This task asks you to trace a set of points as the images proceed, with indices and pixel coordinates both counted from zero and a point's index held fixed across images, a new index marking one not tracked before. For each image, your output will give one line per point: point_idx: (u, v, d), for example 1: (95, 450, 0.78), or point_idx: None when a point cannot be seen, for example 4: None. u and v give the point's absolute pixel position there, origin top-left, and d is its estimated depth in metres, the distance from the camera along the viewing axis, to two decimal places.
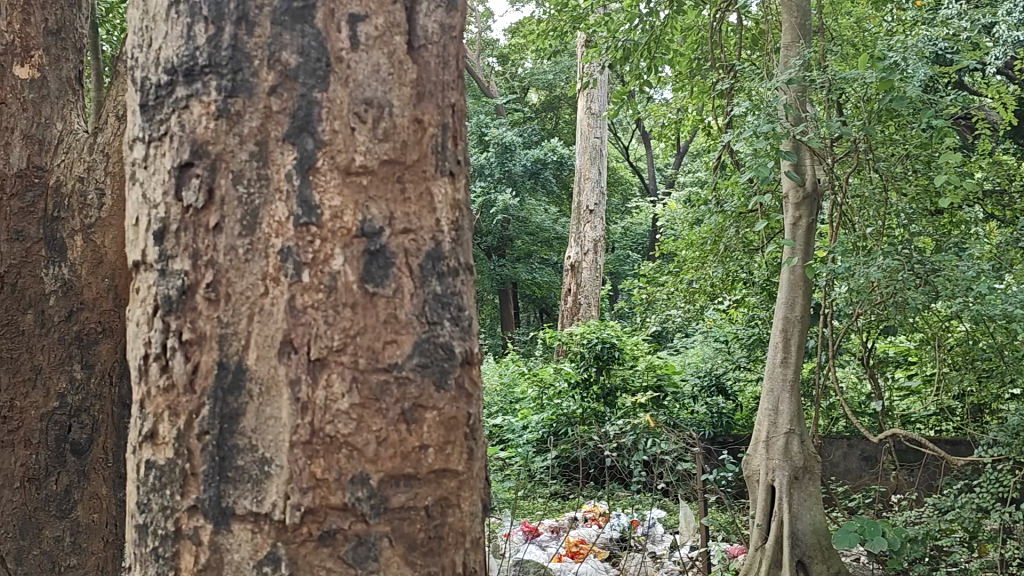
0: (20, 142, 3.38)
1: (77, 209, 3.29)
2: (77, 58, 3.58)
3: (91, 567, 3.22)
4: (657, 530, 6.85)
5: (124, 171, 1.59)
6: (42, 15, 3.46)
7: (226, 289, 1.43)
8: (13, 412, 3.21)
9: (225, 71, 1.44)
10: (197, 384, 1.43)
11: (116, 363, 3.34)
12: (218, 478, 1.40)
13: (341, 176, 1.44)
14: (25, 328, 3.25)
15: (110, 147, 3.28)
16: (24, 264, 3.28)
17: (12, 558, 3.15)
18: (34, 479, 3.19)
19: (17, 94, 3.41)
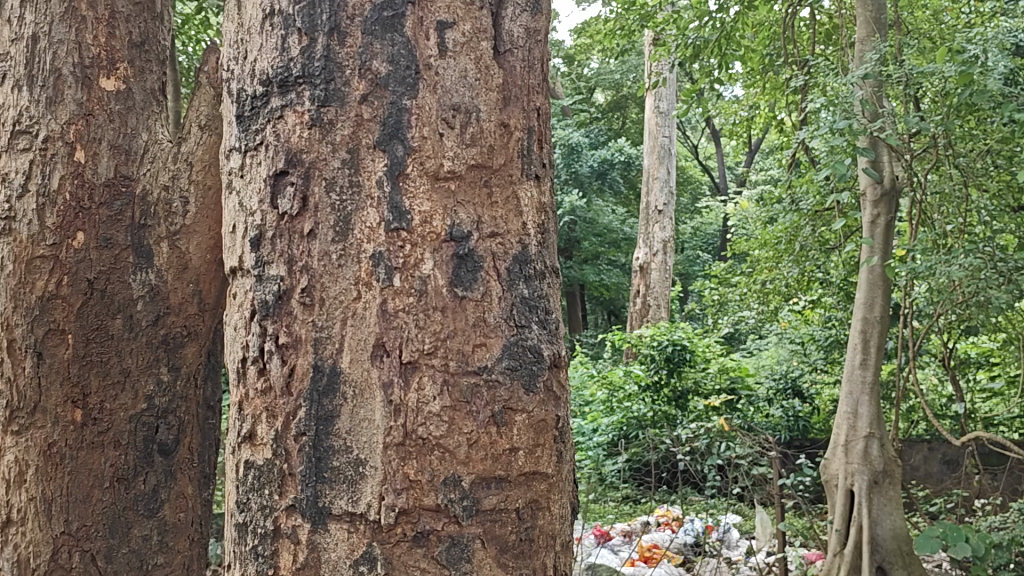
0: (107, 151, 3.41)
1: (163, 217, 3.39)
2: (159, 70, 3.68)
3: (177, 565, 3.41)
4: (732, 535, 6.75)
5: (221, 180, 1.64)
6: (127, 28, 3.55)
7: (321, 293, 1.46)
8: (102, 414, 3.26)
9: (319, 80, 1.47)
10: (294, 386, 1.47)
11: (197, 365, 3.49)
12: (315, 478, 1.44)
13: (431, 182, 1.46)
14: (114, 332, 3.30)
15: (193, 157, 3.42)
16: (112, 271, 3.32)
17: (103, 557, 3.25)
18: (123, 479, 3.28)
19: (103, 106, 3.44)
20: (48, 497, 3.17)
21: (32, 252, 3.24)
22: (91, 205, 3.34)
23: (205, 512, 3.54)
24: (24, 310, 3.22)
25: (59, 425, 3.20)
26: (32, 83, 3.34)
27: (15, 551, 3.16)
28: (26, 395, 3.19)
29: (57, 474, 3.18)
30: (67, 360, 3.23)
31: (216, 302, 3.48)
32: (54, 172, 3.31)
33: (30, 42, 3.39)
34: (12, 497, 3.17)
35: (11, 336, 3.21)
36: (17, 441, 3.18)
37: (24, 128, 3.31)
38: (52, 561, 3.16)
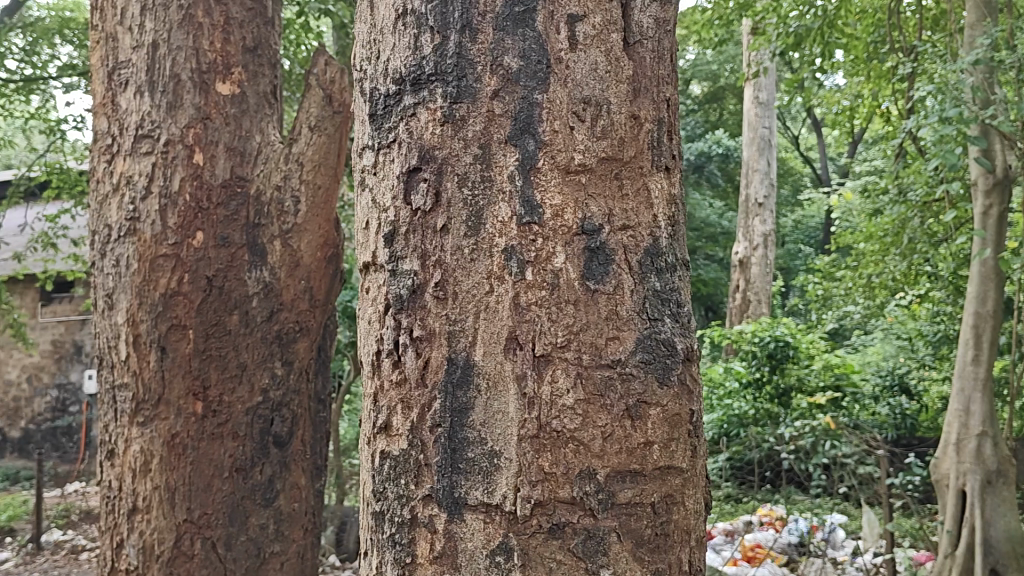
0: (224, 154, 3.77)
1: (276, 216, 3.80)
2: (271, 73, 4.02)
3: (292, 552, 3.82)
4: (838, 535, 6.53)
5: (353, 177, 1.68)
6: (241, 34, 3.88)
7: (454, 288, 1.48)
8: (222, 406, 3.64)
9: (451, 77, 1.50)
10: (428, 378, 1.49)
11: (307, 361, 3.89)
12: (451, 469, 1.46)
13: (562, 176, 1.47)
14: (232, 327, 3.67)
15: (304, 157, 3.87)
16: (230, 268, 3.68)
17: (222, 544, 3.64)
18: (241, 469, 3.67)
19: (220, 110, 3.79)
20: (171, 486, 3.55)
21: (156, 251, 3.60)
22: (209, 205, 3.69)
23: (315, 503, 3.98)
24: (148, 306, 3.58)
25: (181, 417, 3.56)
26: (153, 89, 3.68)
27: (141, 537, 3.56)
28: (150, 388, 3.55)
29: (180, 463, 3.56)
30: (188, 354, 3.58)
31: (325, 297, 3.91)
32: (175, 174, 3.66)
33: (149, 49, 3.71)
34: (139, 485, 3.56)
35: (137, 331, 3.59)
36: (142, 432, 3.56)
37: (146, 133, 3.67)
38: (175, 548, 3.55)
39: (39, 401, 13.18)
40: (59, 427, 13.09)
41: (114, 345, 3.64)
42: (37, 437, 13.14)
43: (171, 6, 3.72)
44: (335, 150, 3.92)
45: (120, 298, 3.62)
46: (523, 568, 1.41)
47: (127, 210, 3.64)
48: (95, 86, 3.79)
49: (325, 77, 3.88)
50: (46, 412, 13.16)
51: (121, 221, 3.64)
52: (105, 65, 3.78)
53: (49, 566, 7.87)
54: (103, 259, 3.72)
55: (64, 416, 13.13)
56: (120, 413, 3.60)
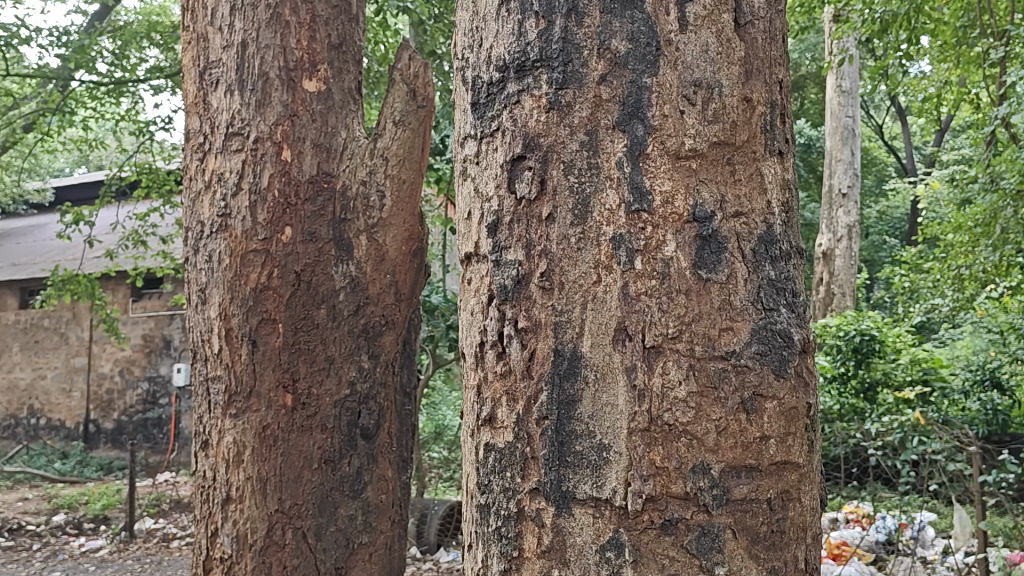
0: (311, 150, 3.80)
1: (361, 210, 3.82)
2: (355, 69, 4.06)
3: (380, 542, 3.86)
4: (927, 534, 6.33)
5: (455, 169, 1.67)
6: (326, 31, 3.93)
7: (560, 277, 1.44)
8: (311, 399, 3.67)
9: (557, 63, 1.47)
10: (534, 369, 1.46)
11: (393, 353, 3.91)
12: (558, 462, 1.43)
13: (672, 161, 1.43)
14: (320, 321, 3.70)
15: (389, 151, 3.85)
16: (317, 262, 3.72)
17: (313, 534, 3.68)
18: (329, 461, 3.71)
19: (307, 106, 3.83)
20: (263, 477, 3.60)
21: (246, 246, 3.65)
22: (298, 201, 3.73)
23: (402, 496, 4.00)
24: (239, 300, 3.64)
25: (272, 408, 3.62)
26: (242, 88, 3.74)
27: (235, 526, 3.62)
28: (243, 380, 3.62)
29: (271, 454, 3.61)
30: (278, 347, 3.63)
31: (410, 292, 3.92)
32: (264, 171, 3.71)
33: (239, 48, 3.78)
34: (232, 475, 3.62)
35: (229, 325, 3.64)
36: (234, 423, 3.62)
37: (236, 131, 3.72)
38: (267, 537, 3.60)
39: (132, 394, 13.66)
40: (150, 419, 13.43)
41: (207, 338, 3.71)
42: (130, 428, 13.59)
43: (260, 5, 3.78)
44: (420, 143, 3.89)
45: (212, 292, 3.68)
46: (635, 564, 1.37)
47: (219, 206, 3.70)
48: (186, 86, 3.85)
49: (408, 71, 3.81)
50: (137, 404, 13.60)
51: (212, 217, 3.71)
52: (197, 65, 3.85)
53: (141, 553, 8.12)
54: (197, 255, 3.79)
55: (154, 408, 13.42)
56: (214, 405, 3.67)
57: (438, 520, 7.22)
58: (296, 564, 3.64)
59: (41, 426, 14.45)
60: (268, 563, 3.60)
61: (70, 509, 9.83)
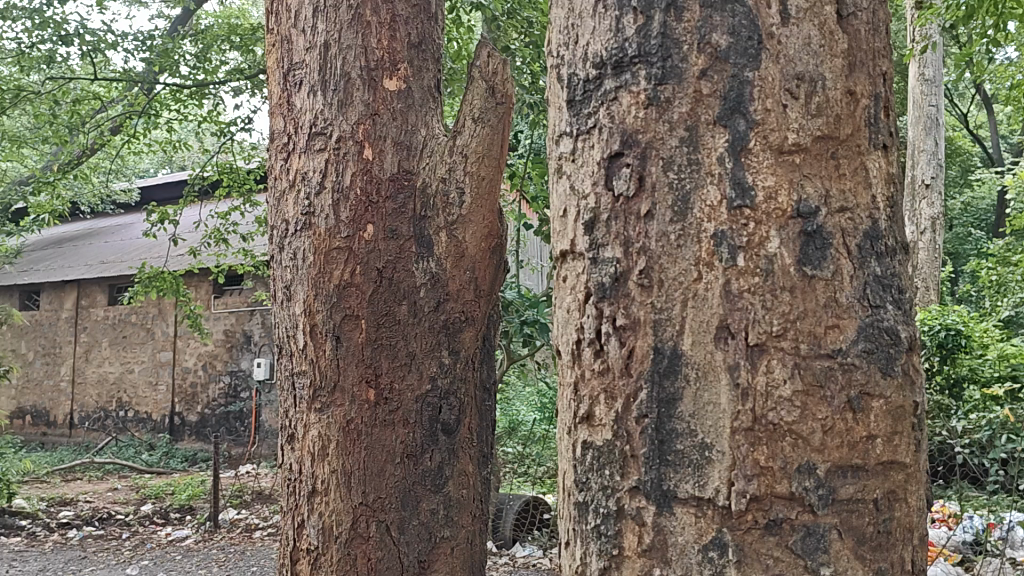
0: (392, 148, 3.77)
1: (441, 208, 3.72)
2: (434, 68, 4.07)
3: (462, 537, 3.71)
4: (1018, 535, 6.08)
5: (550, 166, 1.67)
6: (406, 30, 3.95)
7: (659, 275, 1.43)
8: (393, 394, 3.59)
9: (655, 59, 1.47)
10: (634, 367, 1.45)
11: (473, 349, 3.81)
12: (659, 461, 1.42)
13: (775, 156, 1.41)
14: (401, 317, 3.63)
15: (469, 148, 3.71)
16: (398, 260, 3.66)
17: (396, 528, 3.57)
18: (412, 455, 3.61)
19: (388, 105, 3.82)
20: (348, 471, 3.54)
21: (330, 244, 3.62)
22: (379, 198, 3.69)
23: (482, 491, 3.87)
24: (323, 297, 3.61)
25: (355, 403, 3.55)
26: (325, 88, 3.76)
27: (320, 519, 3.55)
28: (327, 375, 3.58)
29: (355, 448, 3.55)
30: (361, 343, 3.58)
31: (489, 289, 3.81)
32: (346, 169, 3.69)
33: (322, 49, 3.82)
34: (318, 468, 3.57)
35: (313, 320, 3.62)
36: (319, 417, 3.57)
37: (320, 131, 3.73)
38: (351, 529, 3.52)
39: (214, 387, 14.05)
40: (231, 412, 13.75)
41: (292, 334, 3.70)
42: (212, 421, 13.96)
43: (342, 7, 3.82)
44: (499, 140, 3.73)
45: (297, 289, 3.68)
46: (739, 565, 1.36)
47: (302, 205, 3.70)
48: (271, 87, 3.92)
49: (487, 69, 3.69)
50: (220, 398, 13.96)
51: (297, 215, 3.69)
52: (281, 67, 3.91)
53: (225, 543, 8.34)
54: (281, 253, 3.80)
55: (236, 401, 13.74)
56: (299, 400, 3.64)
57: (513, 515, 7.18)
58: (380, 557, 3.55)
59: (129, 419, 14.94)
60: (354, 556, 3.51)
61: (157, 500, 10.16)
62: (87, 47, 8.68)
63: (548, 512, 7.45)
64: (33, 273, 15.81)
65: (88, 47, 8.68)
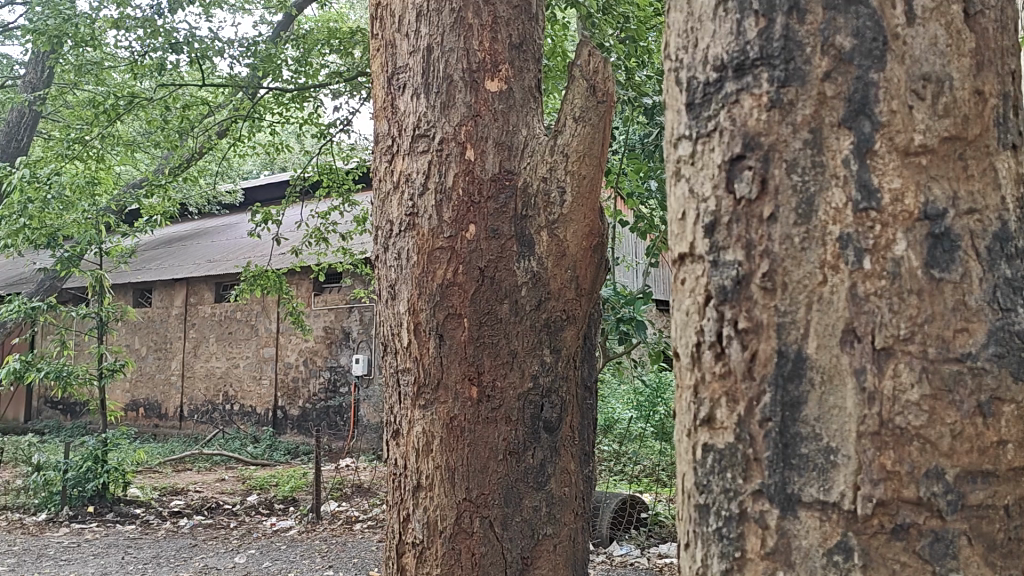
0: (493, 148, 3.73)
1: (542, 207, 3.65)
2: (534, 68, 4.01)
3: (565, 534, 3.68)
4: None
5: (667, 168, 1.68)
6: (507, 31, 3.92)
7: (783, 278, 1.43)
8: (494, 392, 3.56)
9: (778, 61, 1.47)
10: (756, 371, 1.46)
11: (574, 347, 3.75)
12: (783, 465, 1.42)
13: (901, 157, 1.40)
14: (503, 316, 3.59)
15: (569, 147, 3.63)
16: (500, 259, 3.61)
17: (499, 524, 3.53)
18: (514, 452, 3.57)
19: (489, 106, 3.79)
20: (451, 467, 3.53)
21: (433, 244, 3.63)
22: (481, 199, 3.66)
23: (584, 489, 3.85)
24: (427, 295, 3.61)
25: (458, 401, 3.54)
26: (428, 91, 3.80)
27: (426, 513, 3.55)
28: (430, 372, 3.57)
29: (459, 444, 3.53)
30: (464, 341, 3.56)
31: (590, 287, 3.74)
32: (448, 171, 3.69)
33: (424, 53, 3.86)
34: (421, 464, 3.57)
35: (416, 319, 3.63)
36: (423, 414, 3.57)
37: (423, 133, 3.75)
38: (455, 525, 3.50)
39: (314, 382, 14.41)
40: (332, 406, 14.10)
41: (396, 332, 3.73)
42: (314, 415, 14.34)
43: (444, 10, 3.85)
44: (601, 140, 3.65)
45: (401, 288, 3.70)
46: (864, 568, 1.36)
47: (407, 206, 3.73)
48: (376, 91, 4.00)
49: (588, 68, 3.67)
50: (320, 392, 14.31)
51: (401, 216, 3.73)
52: (386, 71, 3.99)
53: (327, 534, 8.56)
54: (386, 253, 3.85)
55: (336, 396, 14.08)
56: (404, 396, 3.66)
57: (610, 514, 7.12)
58: (484, 553, 3.50)
59: (235, 412, 15.48)
60: (458, 550, 3.49)
61: (262, 490, 10.51)
62: (195, 54, 9.01)
63: (646, 510, 7.44)
64: (146, 271, 16.51)
65: (195, 55, 9.02)
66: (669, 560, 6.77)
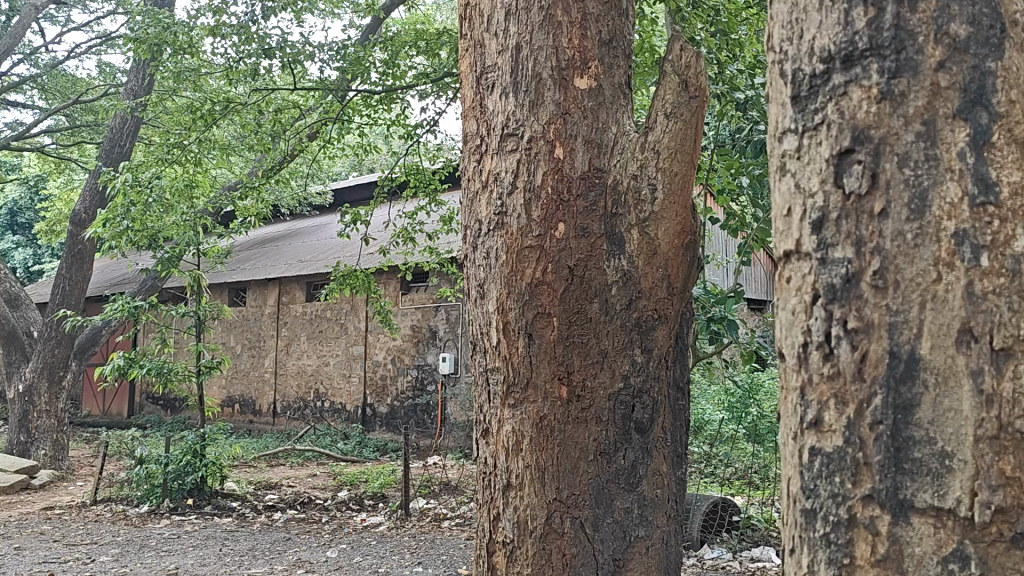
0: (583, 146, 3.69)
1: (633, 204, 3.59)
2: (625, 65, 3.97)
3: (658, 537, 3.62)
4: None
5: (773, 163, 1.77)
6: (597, 27, 3.89)
7: (895, 276, 1.50)
8: (584, 391, 3.52)
9: (889, 51, 1.56)
10: (867, 372, 1.53)
11: (665, 348, 3.69)
12: (894, 469, 1.48)
13: (1019, 149, 1.46)
14: (592, 315, 3.55)
15: (661, 144, 3.57)
16: (589, 258, 3.57)
17: (591, 525, 3.50)
18: (605, 453, 3.53)
19: (578, 103, 3.76)
20: (541, 466, 3.52)
21: (522, 243, 3.62)
22: (570, 197, 3.63)
23: (676, 492, 3.80)
24: (516, 294, 3.61)
25: (548, 400, 3.53)
26: (517, 90, 3.79)
27: (516, 512, 3.55)
28: (520, 371, 3.58)
29: (549, 444, 3.52)
30: (553, 340, 3.54)
31: (682, 286, 3.69)
32: (537, 169, 3.67)
33: (514, 51, 3.86)
34: (511, 462, 3.57)
35: (506, 318, 3.63)
36: (513, 413, 3.58)
37: (512, 131, 3.75)
38: (546, 524, 3.49)
39: (403, 380, 14.59)
40: (419, 405, 14.23)
41: (486, 331, 3.74)
42: (402, 412, 14.51)
43: (534, 8, 3.85)
44: (693, 135, 3.58)
45: (490, 288, 3.72)
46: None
47: (495, 206, 3.74)
48: (465, 91, 4.03)
49: (680, 63, 3.62)
50: (408, 390, 14.49)
51: (490, 216, 3.75)
52: (474, 70, 4.01)
53: (416, 531, 8.67)
54: (475, 252, 3.87)
55: (423, 394, 14.19)
56: (493, 395, 3.68)
57: (700, 516, 7.01)
58: (574, 553, 3.48)
59: (326, 409, 15.80)
60: (548, 550, 3.48)
61: (353, 486, 10.70)
62: (287, 59, 9.22)
63: (738, 514, 7.32)
64: (240, 271, 16.99)
65: (288, 59, 9.23)
66: (762, 564, 6.63)
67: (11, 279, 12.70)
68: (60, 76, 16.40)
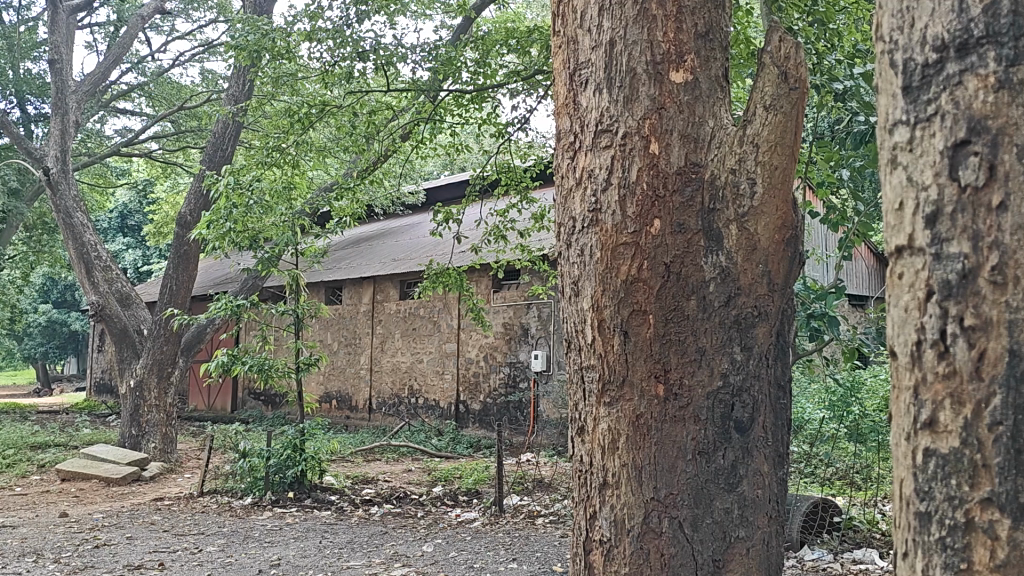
0: (679, 141, 3.65)
1: (732, 199, 3.56)
2: (722, 57, 3.90)
3: (759, 538, 3.51)
4: None
5: (883, 155, 1.82)
6: (692, 20, 3.84)
7: (1015, 272, 1.56)
8: (682, 389, 3.48)
9: (1006, 39, 1.62)
10: (985, 371, 1.59)
11: (767, 346, 3.62)
12: (1016, 472, 1.55)
13: None
14: (689, 312, 3.51)
15: (760, 138, 3.52)
16: (686, 254, 3.53)
17: (690, 525, 3.44)
18: (704, 453, 3.47)
19: (674, 98, 3.73)
20: (637, 465, 3.50)
21: (617, 240, 3.60)
22: (666, 192, 3.58)
23: (778, 491, 3.66)
24: (611, 292, 3.60)
25: (644, 399, 3.50)
26: (611, 85, 3.78)
27: (613, 511, 3.55)
28: (615, 370, 3.56)
29: (645, 443, 3.49)
30: (649, 338, 3.51)
31: (783, 282, 3.63)
32: (632, 165, 3.64)
33: (607, 47, 3.85)
34: (608, 461, 3.57)
35: (601, 316, 3.63)
36: (609, 411, 3.57)
37: (606, 128, 3.74)
38: (644, 523, 3.47)
39: (495, 377, 14.68)
40: (512, 402, 14.31)
41: (581, 329, 3.74)
42: (495, 410, 14.60)
43: (627, 2, 3.81)
44: (794, 127, 3.53)
45: (585, 285, 3.71)
46: None
47: (590, 203, 3.73)
48: (558, 88, 4.04)
49: (779, 54, 3.55)
50: (500, 387, 14.56)
51: (584, 213, 3.74)
52: (567, 67, 4.02)
53: (510, 527, 8.73)
54: (569, 249, 3.87)
55: (516, 391, 14.29)
56: (589, 393, 3.67)
57: (801, 517, 6.83)
58: (673, 553, 3.43)
59: (420, 405, 16.03)
60: (646, 550, 3.45)
61: (447, 483, 10.82)
62: (381, 60, 9.37)
63: (839, 515, 7.16)
64: (337, 270, 17.39)
65: (381, 61, 9.37)
66: (865, 566, 6.46)
67: (123, 280, 13.28)
68: (166, 84, 17.12)
